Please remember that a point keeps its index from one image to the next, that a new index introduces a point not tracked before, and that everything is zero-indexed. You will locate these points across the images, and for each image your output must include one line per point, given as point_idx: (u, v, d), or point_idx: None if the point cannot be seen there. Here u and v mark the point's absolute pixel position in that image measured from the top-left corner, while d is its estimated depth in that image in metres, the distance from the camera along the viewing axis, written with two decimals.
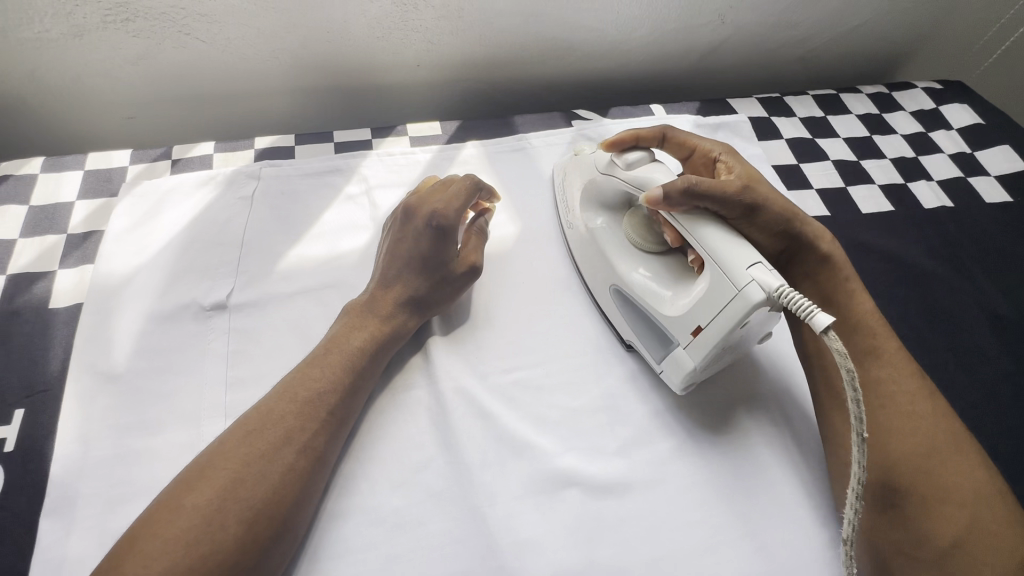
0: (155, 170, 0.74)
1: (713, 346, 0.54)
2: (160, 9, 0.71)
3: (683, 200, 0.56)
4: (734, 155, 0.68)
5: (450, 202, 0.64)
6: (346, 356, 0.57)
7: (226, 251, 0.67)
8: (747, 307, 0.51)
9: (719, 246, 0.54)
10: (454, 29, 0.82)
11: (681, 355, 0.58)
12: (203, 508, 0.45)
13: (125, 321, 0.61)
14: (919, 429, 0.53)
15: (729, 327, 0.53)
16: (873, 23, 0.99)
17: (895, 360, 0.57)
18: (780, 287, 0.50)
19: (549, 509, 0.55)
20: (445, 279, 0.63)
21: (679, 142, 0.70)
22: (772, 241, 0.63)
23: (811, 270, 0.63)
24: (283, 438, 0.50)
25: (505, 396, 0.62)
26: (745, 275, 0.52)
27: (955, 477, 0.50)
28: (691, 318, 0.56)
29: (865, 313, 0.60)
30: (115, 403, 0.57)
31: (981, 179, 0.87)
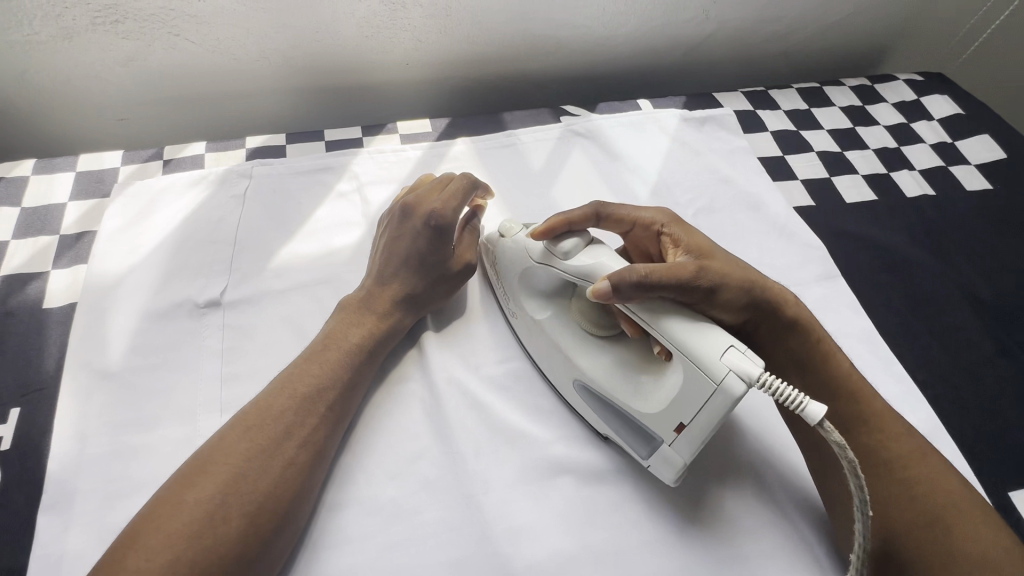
0: (147, 170, 0.74)
1: (702, 439, 0.50)
2: (149, 10, 0.72)
3: (636, 293, 0.51)
4: (678, 222, 0.62)
5: (448, 202, 0.64)
6: (344, 352, 0.57)
7: (220, 249, 0.68)
8: (731, 399, 0.47)
9: (686, 339, 0.49)
10: (442, 27, 0.83)
11: (668, 452, 0.53)
12: (206, 503, 0.45)
13: (120, 319, 0.62)
14: (919, 494, 0.52)
15: (717, 420, 0.49)
16: (854, 17, 1.01)
17: (887, 423, 0.56)
18: (762, 376, 0.46)
19: (542, 496, 0.56)
20: (442, 278, 0.65)
21: (616, 219, 0.63)
22: (739, 314, 0.58)
23: (779, 336, 0.59)
24: (284, 433, 0.51)
25: (498, 386, 0.63)
26: (722, 367, 0.47)
27: (960, 544, 0.49)
28: (672, 416, 0.51)
29: (848, 375, 0.58)
30: (111, 400, 0.57)
31: (961, 167, 0.89)
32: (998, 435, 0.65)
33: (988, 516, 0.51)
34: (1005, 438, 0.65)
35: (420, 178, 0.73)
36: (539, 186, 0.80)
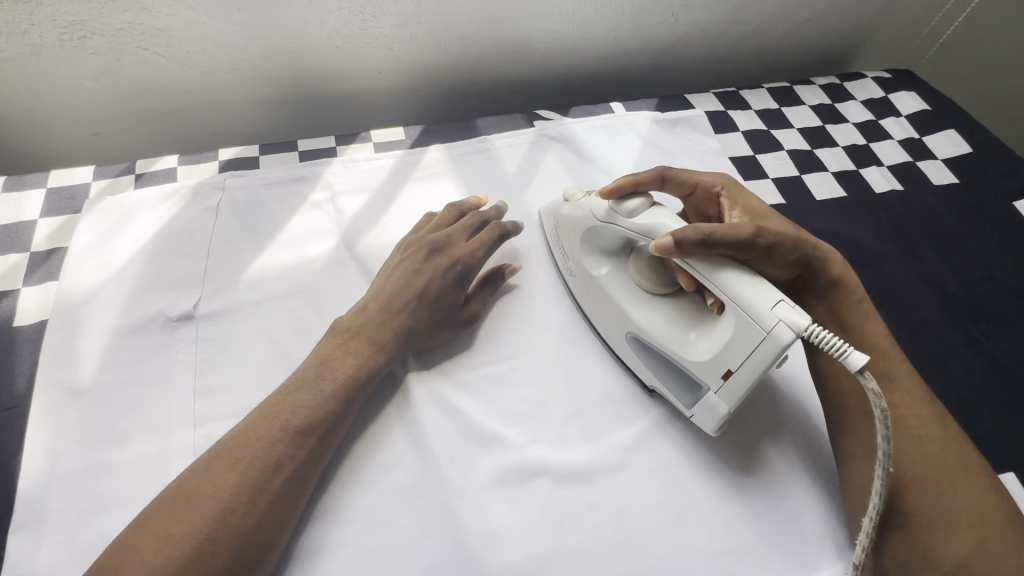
0: (119, 185, 0.74)
1: (747, 389, 0.53)
2: (117, 25, 0.71)
3: (696, 249, 0.54)
4: (735, 185, 0.66)
5: (476, 254, 0.66)
6: (338, 383, 0.56)
7: (193, 262, 0.68)
8: (777, 349, 0.50)
9: (738, 290, 0.52)
10: (413, 35, 0.83)
11: (712, 401, 0.56)
12: (190, 541, 0.45)
13: (91, 335, 0.62)
14: (930, 450, 0.54)
15: (762, 368, 0.52)
16: (822, 17, 1.02)
17: (906, 384, 0.58)
18: (809, 326, 0.49)
19: (517, 500, 0.57)
20: (449, 318, 0.65)
21: (679, 181, 0.67)
22: (787, 269, 0.61)
23: (823, 292, 0.63)
24: (273, 466, 0.50)
25: (473, 391, 0.63)
26: (770, 317, 0.50)
27: (962, 499, 0.52)
28: (721, 362, 0.55)
29: (880, 339, 0.60)
30: (83, 417, 0.57)
31: (928, 163, 0.91)
32: (966, 424, 0.66)
33: (987, 476, 0.54)
34: (972, 427, 0.66)
35: (431, 213, 0.72)
36: (514, 190, 0.80)
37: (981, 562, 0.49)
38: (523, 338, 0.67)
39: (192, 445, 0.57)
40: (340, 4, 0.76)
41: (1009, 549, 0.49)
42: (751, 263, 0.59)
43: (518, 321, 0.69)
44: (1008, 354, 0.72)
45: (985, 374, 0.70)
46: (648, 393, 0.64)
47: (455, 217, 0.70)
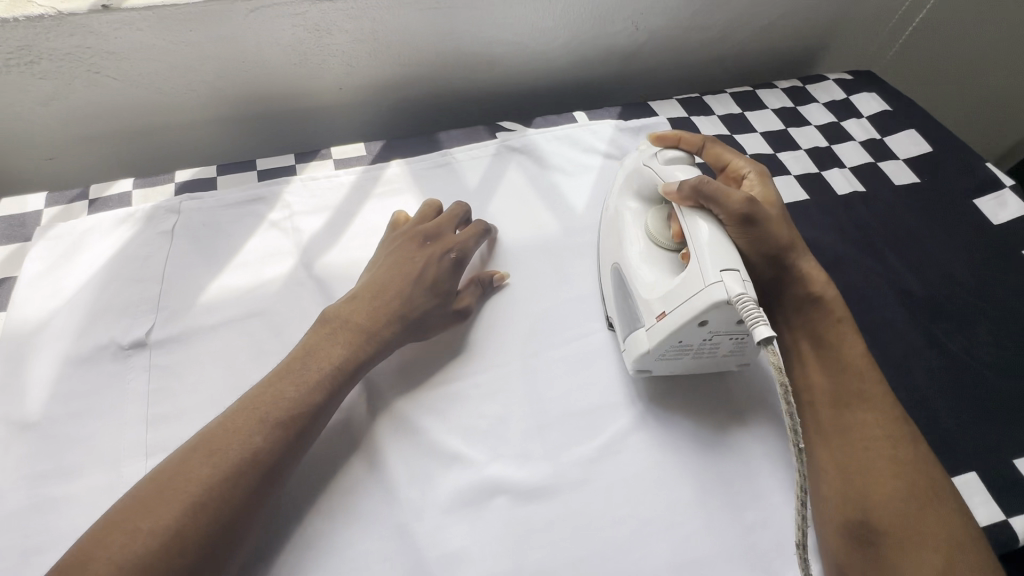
0: (72, 211, 0.73)
1: (670, 334, 0.56)
2: (65, 49, 0.70)
3: (693, 195, 0.59)
4: (760, 177, 0.70)
5: (467, 242, 0.68)
6: (322, 374, 0.55)
7: (146, 288, 0.67)
8: (705, 304, 0.53)
9: (705, 243, 0.56)
10: (371, 51, 0.82)
11: (642, 335, 0.60)
12: (160, 533, 0.44)
13: (40, 367, 0.60)
14: (899, 471, 0.54)
15: (686, 320, 0.54)
16: (783, 21, 1.03)
17: (880, 405, 0.58)
18: (742, 295, 0.51)
19: (476, 520, 0.56)
20: (443, 308, 0.65)
21: (715, 156, 0.72)
22: (767, 264, 0.62)
23: (800, 302, 0.63)
24: (248, 462, 0.48)
25: (432, 409, 0.62)
26: (716, 275, 0.53)
27: (930, 523, 0.51)
28: (661, 303, 0.58)
29: (856, 358, 0.60)
30: (31, 452, 0.56)
31: (889, 163, 0.92)
32: (929, 424, 0.66)
33: (956, 502, 0.54)
34: (936, 427, 0.66)
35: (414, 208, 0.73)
36: (476, 203, 0.80)
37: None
38: (485, 351, 0.66)
39: None
40: (293, 21, 0.75)
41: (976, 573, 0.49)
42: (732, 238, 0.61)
43: (480, 336, 0.68)
44: (969, 352, 0.72)
45: (947, 374, 0.70)
46: (611, 406, 0.64)
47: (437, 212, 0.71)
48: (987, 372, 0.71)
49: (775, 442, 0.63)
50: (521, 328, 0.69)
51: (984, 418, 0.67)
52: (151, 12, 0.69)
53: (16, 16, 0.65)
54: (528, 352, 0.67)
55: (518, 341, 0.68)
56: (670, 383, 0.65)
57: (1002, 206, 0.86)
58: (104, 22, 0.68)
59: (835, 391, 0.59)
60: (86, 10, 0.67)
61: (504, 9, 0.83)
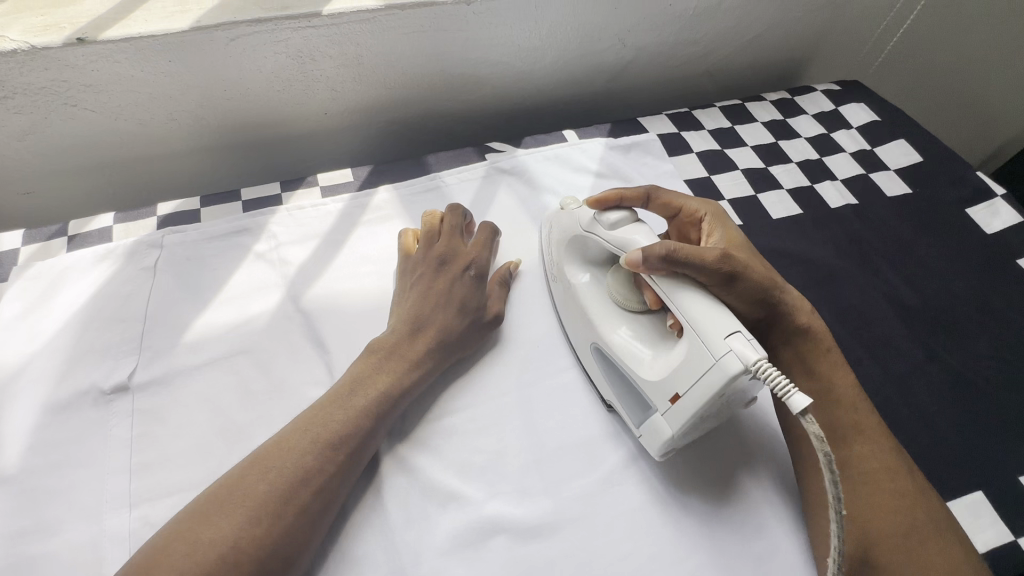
0: (50, 249, 0.71)
1: (693, 415, 0.52)
2: (40, 83, 0.68)
3: (661, 264, 0.55)
4: (719, 217, 0.67)
5: (480, 253, 0.69)
6: (368, 399, 0.56)
7: (127, 327, 0.64)
8: (723, 377, 0.49)
9: (698, 314, 0.53)
10: (356, 75, 0.81)
11: (659, 421, 0.56)
12: (228, 536, 0.45)
13: (17, 416, 0.58)
14: (897, 506, 0.53)
15: (707, 398, 0.51)
16: (769, 34, 1.03)
17: (873, 438, 0.56)
18: (759, 361, 0.48)
19: (475, 562, 0.54)
20: (478, 324, 0.66)
21: (663, 204, 0.67)
22: (754, 307, 0.60)
23: (788, 335, 0.61)
24: (302, 480, 0.49)
25: (427, 446, 0.60)
26: (722, 345, 0.50)
27: (932, 559, 0.50)
28: (670, 386, 0.54)
29: (846, 390, 0.58)
30: (8, 507, 0.53)
31: (881, 174, 0.92)
32: (932, 443, 0.65)
33: (955, 533, 0.53)
34: (940, 446, 0.65)
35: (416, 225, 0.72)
36: None
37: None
38: (479, 382, 0.65)
39: (127, 530, 0.53)
40: (276, 48, 0.74)
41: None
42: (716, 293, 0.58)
43: (474, 367, 0.66)
44: (969, 367, 0.72)
45: (948, 390, 0.70)
46: (611, 436, 0.62)
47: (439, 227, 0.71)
48: (987, 386, 0.70)
49: (767, 468, 0.61)
50: (516, 357, 0.67)
51: (988, 434, 0.66)
52: (129, 43, 0.67)
53: None
54: (524, 382, 0.65)
55: (513, 370, 0.66)
56: None
57: (994, 215, 0.86)
58: (80, 55, 0.66)
59: (826, 427, 0.57)
60: (60, 43, 0.65)
61: (490, 30, 0.82)
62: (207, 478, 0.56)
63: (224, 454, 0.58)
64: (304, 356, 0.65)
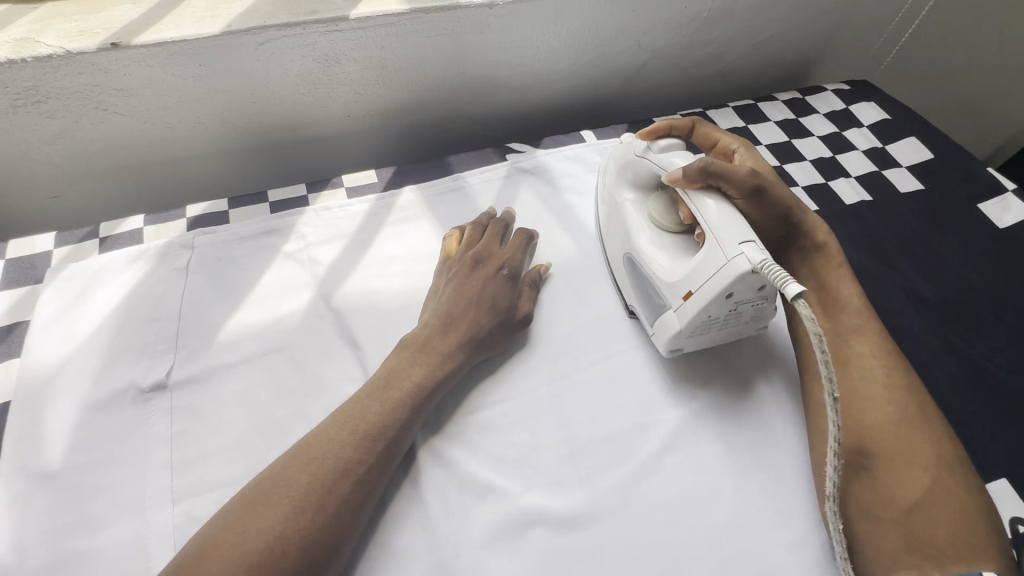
0: (82, 251, 0.72)
1: (700, 311, 0.58)
2: (73, 88, 0.69)
3: (700, 178, 0.60)
4: (748, 148, 0.73)
5: (514, 253, 0.70)
6: (404, 392, 0.57)
7: (162, 327, 0.65)
8: (731, 276, 0.54)
9: (718, 220, 0.57)
10: (379, 78, 0.82)
11: (670, 317, 0.62)
12: (268, 531, 0.45)
13: (57, 415, 0.59)
14: (891, 398, 0.56)
15: (714, 295, 0.56)
16: (780, 35, 1.05)
17: (875, 340, 0.60)
18: (766, 262, 0.52)
19: (515, 553, 0.55)
20: (506, 323, 0.66)
21: (702, 135, 0.74)
22: (777, 225, 0.66)
23: (807, 250, 0.67)
24: (341, 470, 0.50)
25: (462, 439, 0.61)
26: (736, 248, 0.54)
27: (921, 445, 0.53)
28: (684, 284, 0.59)
29: (852, 298, 0.63)
30: (51, 505, 0.54)
31: (894, 171, 0.93)
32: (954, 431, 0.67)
33: (946, 431, 0.55)
34: (963, 435, 0.67)
35: (460, 229, 0.75)
36: None
37: (937, 502, 0.50)
38: (511, 377, 0.66)
39: (171, 526, 0.54)
40: (303, 52, 0.75)
41: (962, 492, 0.50)
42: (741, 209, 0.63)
43: (504, 362, 0.67)
44: (988, 357, 0.73)
45: (967, 380, 0.71)
46: (642, 428, 0.63)
47: (480, 231, 0.73)
48: (1007, 376, 0.72)
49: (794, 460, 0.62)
50: (545, 352, 0.68)
51: (1009, 423, 0.68)
52: (160, 48, 0.68)
53: (23, 57, 0.64)
54: (554, 377, 0.66)
55: (543, 366, 0.67)
56: (699, 402, 0.65)
57: (1005, 210, 0.88)
58: (113, 60, 0.68)
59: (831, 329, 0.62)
60: (95, 48, 0.66)
61: (511, 33, 0.83)
62: (248, 474, 0.57)
63: (264, 450, 0.58)
64: (337, 354, 0.66)
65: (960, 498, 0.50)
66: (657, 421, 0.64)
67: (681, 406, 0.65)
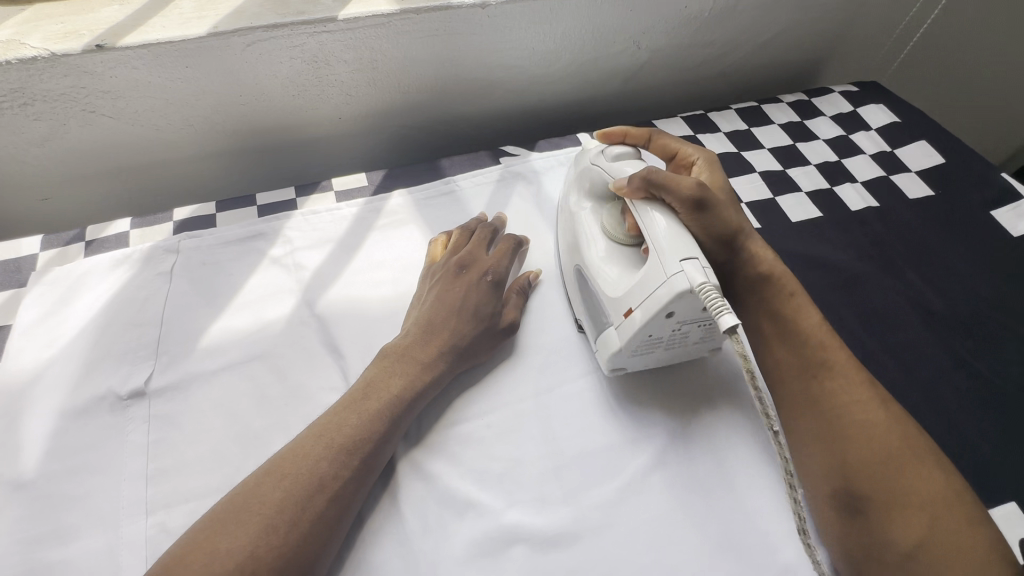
0: (68, 255, 0.71)
1: (638, 331, 0.55)
2: (59, 90, 0.68)
3: (642, 186, 0.58)
4: (711, 163, 0.69)
5: (500, 260, 0.68)
6: (383, 403, 0.56)
7: (142, 332, 0.64)
8: (670, 295, 0.52)
9: (661, 237, 0.55)
10: (370, 80, 0.81)
11: (612, 335, 0.59)
12: (239, 553, 0.43)
13: (35, 422, 0.58)
14: (873, 435, 0.53)
15: (653, 314, 0.54)
16: (786, 35, 1.02)
17: (847, 370, 0.56)
18: (704, 284, 0.50)
19: (494, 572, 0.53)
20: (490, 330, 0.64)
21: (662, 145, 0.71)
22: (720, 248, 0.62)
23: (754, 282, 0.62)
24: (316, 487, 0.49)
25: (444, 452, 0.59)
26: (676, 265, 0.52)
27: (913, 483, 0.50)
28: (626, 300, 0.57)
29: (816, 327, 0.59)
30: (24, 514, 0.53)
31: (902, 176, 0.90)
32: (961, 450, 0.63)
33: (937, 457, 0.52)
34: (973, 454, 0.63)
35: (447, 234, 0.73)
36: None
37: (940, 545, 0.47)
38: (497, 388, 0.64)
39: (143, 537, 0.53)
40: (291, 54, 0.74)
41: (968, 531, 0.47)
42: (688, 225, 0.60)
43: (491, 371, 0.65)
44: (999, 372, 0.70)
45: (976, 396, 0.68)
46: (632, 443, 0.61)
47: (467, 237, 0.71)
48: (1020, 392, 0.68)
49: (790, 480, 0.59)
50: (534, 362, 0.67)
51: (1023, 443, 0.64)
52: (145, 50, 0.67)
53: (8, 59, 0.64)
54: (541, 389, 0.64)
55: (532, 377, 0.65)
56: (690, 417, 0.63)
57: (1020, 217, 0.84)
58: (98, 62, 0.67)
59: (797, 365, 0.58)
60: (79, 50, 0.65)
61: (505, 34, 0.81)
62: (223, 485, 0.56)
63: (240, 461, 0.57)
64: (320, 360, 0.65)
65: (966, 537, 0.47)
66: (647, 435, 0.62)
67: (671, 420, 0.63)
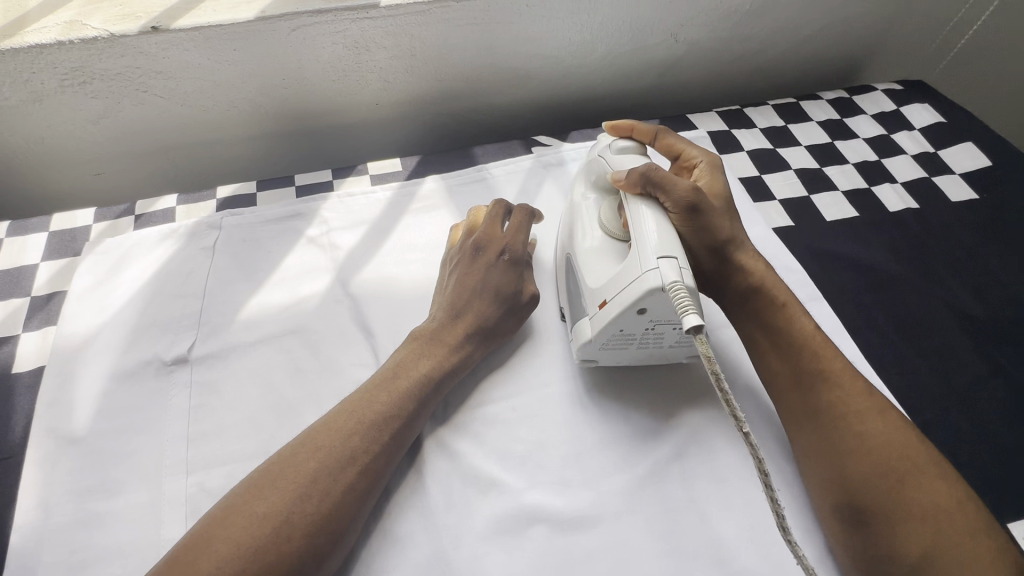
0: (118, 227, 0.75)
1: (609, 321, 0.56)
2: (116, 70, 0.72)
3: (638, 182, 0.59)
4: (714, 167, 0.67)
5: (516, 236, 0.69)
6: (413, 381, 0.58)
7: (186, 303, 0.67)
8: (642, 288, 0.53)
9: (644, 233, 0.56)
10: (408, 66, 0.83)
11: (585, 325, 0.60)
12: (273, 518, 0.45)
13: (86, 381, 0.62)
14: (874, 445, 0.52)
15: (625, 305, 0.54)
16: (828, 31, 1.00)
17: (846, 381, 0.56)
18: (675, 282, 0.51)
19: (514, 549, 0.54)
20: (513, 308, 0.65)
21: (666, 146, 0.70)
22: (707, 255, 0.61)
23: (741, 294, 0.61)
24: (347, 458, 0.50)
25: (469, 432, 0.61)
26: (653, 261, 0.53)
27: (916, 493, 0.49)
28: (602, 292, 0.58)
29: (811, 336, 0.58)
30: (76, 467, 0.57)
31: (946, 178, 0.87)
32: (993, 460, 0.62)
33: (940, 464, 0.51)
34: (1006, 464, 0.62)
35: (466, 215, 0.74)
36: None
37: (944, 556, 0.47)
38: (522, 373, 0.65)
39: (184, 495, 0.56)
40: (334, 39, 0.76)
41: (968, 539, 0.47)
42: (681, 231, 0.60)
43: (516, 358, 0.66)
44: None
45: (1013, 406, 0.66)
46: (653, 435, 0.61)
47: (484, 215, 0.71)
48: None
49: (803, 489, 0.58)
50: (560, 352, 0.67)
51: None
52: (198, 32, 0.70)
53: (71, 39, 0.68)
54: (566, 376, 0.65)
55: (557, 364, 0.66)
56: (708, 416, 0.62)
57: None
58: (153, 43, 0.70)
59: (794, 377, 0.57)
60: (136, 32, 0.68)
61: (541, 24, 0.82)
62: (258, 451, 0.58)
63: (275, 429, 0.60)
64: (352, 338, 0.67)
65: (967, 547, 0.46)
66: (669, 426, 0.62)
67: (693, 415, 0.62)
